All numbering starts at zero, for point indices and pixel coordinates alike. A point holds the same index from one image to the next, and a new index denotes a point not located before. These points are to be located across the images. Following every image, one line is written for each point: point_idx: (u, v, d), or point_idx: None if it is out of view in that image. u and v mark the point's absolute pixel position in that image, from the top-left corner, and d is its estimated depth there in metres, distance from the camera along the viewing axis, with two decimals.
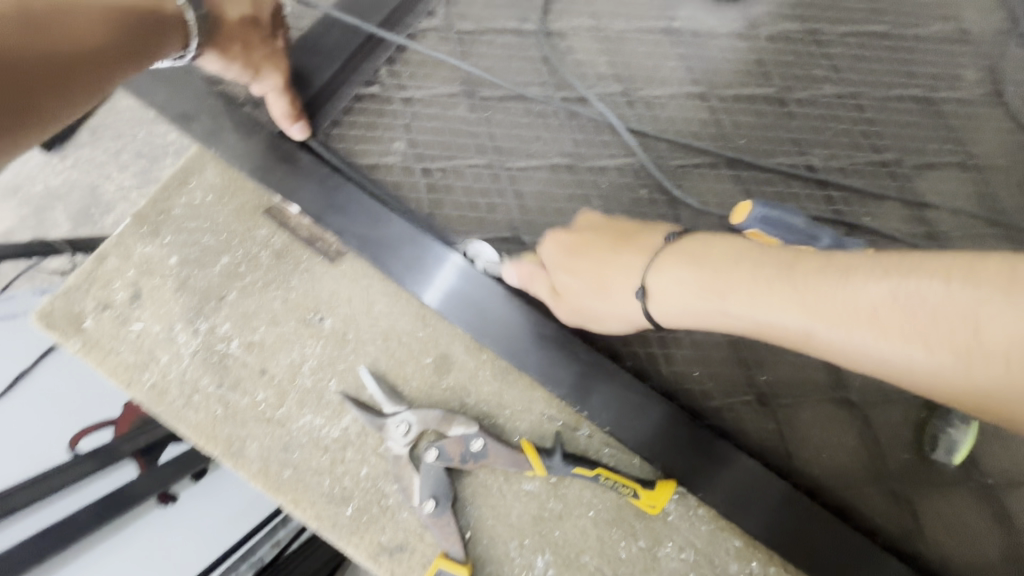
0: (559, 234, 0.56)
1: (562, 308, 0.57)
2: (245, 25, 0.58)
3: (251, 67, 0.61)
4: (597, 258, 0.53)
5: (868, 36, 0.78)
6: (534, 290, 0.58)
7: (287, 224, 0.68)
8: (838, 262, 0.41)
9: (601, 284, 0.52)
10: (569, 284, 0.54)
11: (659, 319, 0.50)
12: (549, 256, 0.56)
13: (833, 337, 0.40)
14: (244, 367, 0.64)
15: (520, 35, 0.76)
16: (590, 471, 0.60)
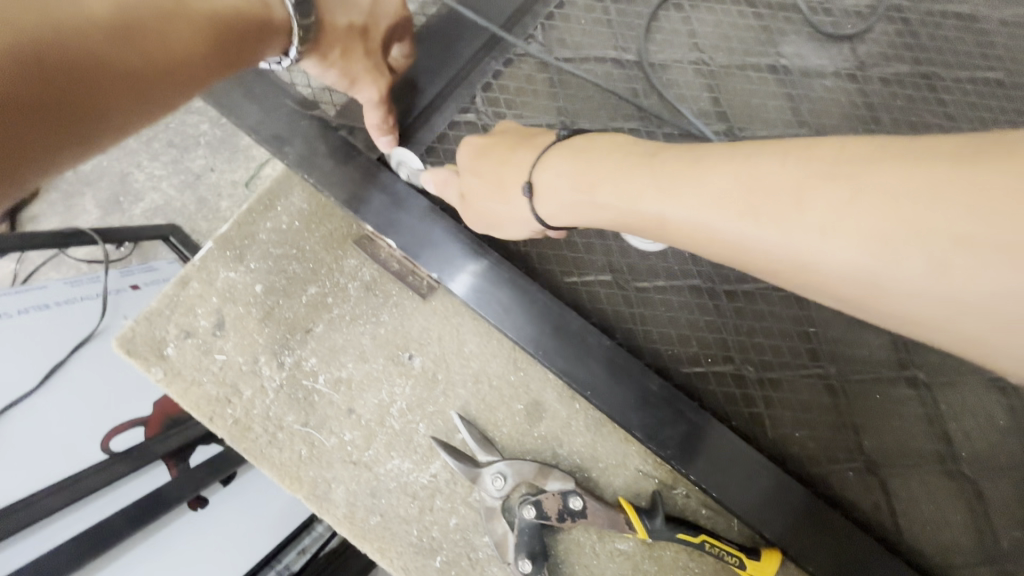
0: (471, 138, 0.57)
1: (467, 214, 0.57)
2: (352, 31, 0.55)
3: (347, 75, 0.57)
4: (498, 156, 0.54)
5: (982, 82, 0.75)
6: (446, 197, 0.58)
7: (378, 256, 0.65)
8: (717, 150, 0.37)
9: (491, 181, 0.53)
10: (468, 178, 0.55)
11: (549, 219, 0.50)
12: (462, 161, 0.56)
13: (687, 220, 0.37)
14: (331, 406, 0.62)
15: (621, 66, 0.73)
16: (694, 538, 0.57)
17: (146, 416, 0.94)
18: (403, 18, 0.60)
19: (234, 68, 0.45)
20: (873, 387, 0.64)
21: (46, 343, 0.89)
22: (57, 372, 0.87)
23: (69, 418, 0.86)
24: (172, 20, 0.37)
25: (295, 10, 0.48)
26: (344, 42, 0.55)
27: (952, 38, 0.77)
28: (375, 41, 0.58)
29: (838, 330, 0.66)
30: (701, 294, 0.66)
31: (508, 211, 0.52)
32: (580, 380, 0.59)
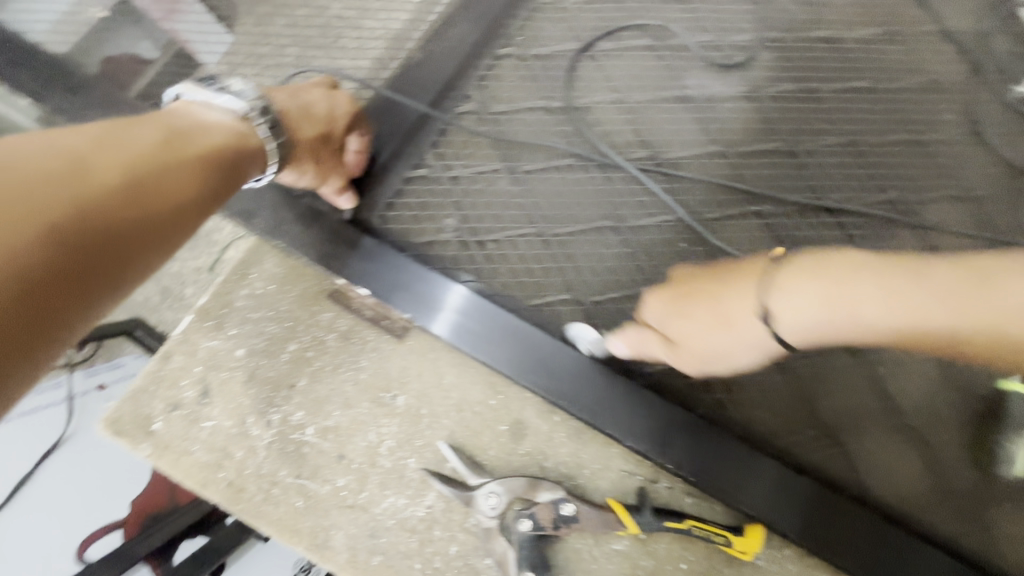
0: (658, 291, 0.60)
1: (685, 359, 0.59)
2: (316, 140, 0.66)
3: (320, 176, 0.67)
4: (690, 294, 0.56)
5: (855, 90, 0.88)
6: (647, 352, 0.62)
7: (352, 306, 0.70)
8: (971, 271, 0.43)
9: (702, 319, 0.55)
10: (669, 324, 0.58)
11: (789, 340, 0.50)
12: (653, 313, 0.60)
13: (979, 333, 0.42)
14: (322, 455, 0.63)
15: (549, 112, 0.83)
16: (681, 524, 0.61)
17: (121, 519, 0.89)
18: (354, 116, 0.71)
19: (231, 192, 0.56)
20: (818, 359, 0.71)
21: (18, 456, 0.91)
22: (23, 486, 0.89)
23: (42, 530, 0.88)
24: (170, 165, 0.49)
25: (267, 133, 0.59)
26: (313, 150, 0.65)
27: (822, 59, 0.90)
28: (337, 141, 0.69)
29: None
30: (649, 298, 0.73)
31: (740, 346, 0.54)
32: (553, 392, 0.66)
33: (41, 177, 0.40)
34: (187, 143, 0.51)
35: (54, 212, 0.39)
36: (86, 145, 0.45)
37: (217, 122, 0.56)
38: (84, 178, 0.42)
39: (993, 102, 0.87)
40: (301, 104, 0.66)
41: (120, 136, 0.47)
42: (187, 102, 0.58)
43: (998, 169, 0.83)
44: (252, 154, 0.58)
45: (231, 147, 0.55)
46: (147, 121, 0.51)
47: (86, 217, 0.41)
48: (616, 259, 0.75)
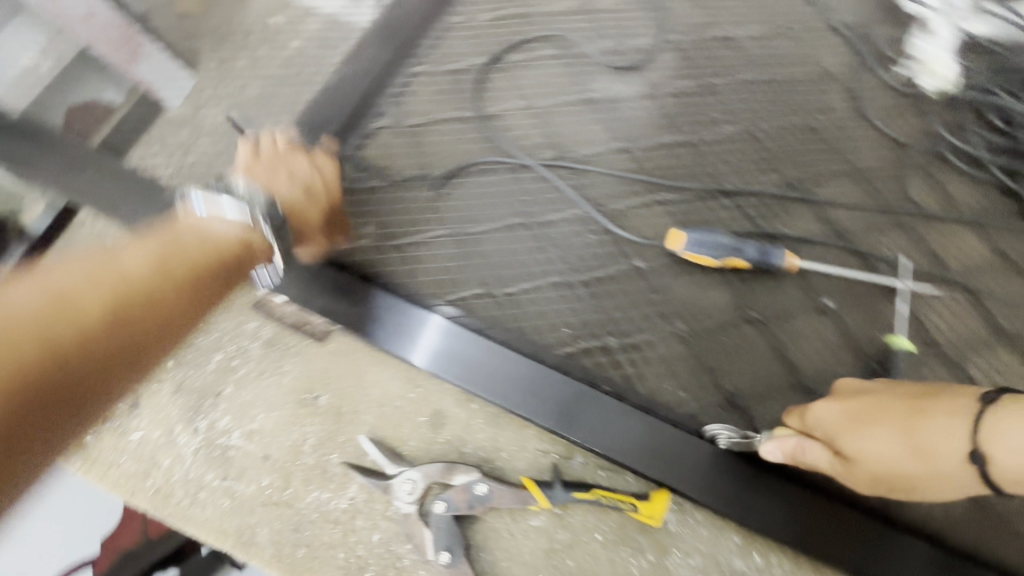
0: (838, 399, 0.61)
1: (857, 475, 0.59)
2: (317, 220, 0.70)
3: (332, 243, 0.73)
4: (871, 416, 0.57)
5: (751, 82, 0.94)
6: (808, 458, 0.62)
7: (274, 314, 0.73)
8: None
9: (880, 438, 0.56)
10: (838, 432, 0.59)
11: (1000, 482, 0.50)
12: (828, 412, 0.61)
13: None
14: (247, 456, 0.66)
15: (462, 121, 0.87)
16: (589, 494, 0.64)
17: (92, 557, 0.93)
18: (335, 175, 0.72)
19: (224, 292, 0.59)
20: (718, 332, 0.75)
21: None
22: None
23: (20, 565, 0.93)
24: (153, 283, 0.52)
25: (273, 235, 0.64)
26: (319, 230, 0.70)
27: (719, 56, 0.96)
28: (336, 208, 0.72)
29: (680, 293, 0.77)
30: (560, 286, 0.77)
31: (914, 476, 0.55)
32: (465, 379, 0.69)
33: (20, 324, 0.44)
34: (180, 259, 0.55)
35: (22, 350, 0.43)
36: (69, 278, 0.48)
37: (219, 234, 0.60)
38: (67, 316, 0.46)
39: (877, 85, 0.94)
40: (294, 178, 0.69)
41: (108, 262, 0.51)
42: (194, 214, 0.61)
43: (882, 147, 0.90)
44: (251, 259, 0.61)
45: (228, 258, 0.59)
46: (144, 241, 0.55)
47: (57, 353, 0.44)
48: (529, 253, 0.78)
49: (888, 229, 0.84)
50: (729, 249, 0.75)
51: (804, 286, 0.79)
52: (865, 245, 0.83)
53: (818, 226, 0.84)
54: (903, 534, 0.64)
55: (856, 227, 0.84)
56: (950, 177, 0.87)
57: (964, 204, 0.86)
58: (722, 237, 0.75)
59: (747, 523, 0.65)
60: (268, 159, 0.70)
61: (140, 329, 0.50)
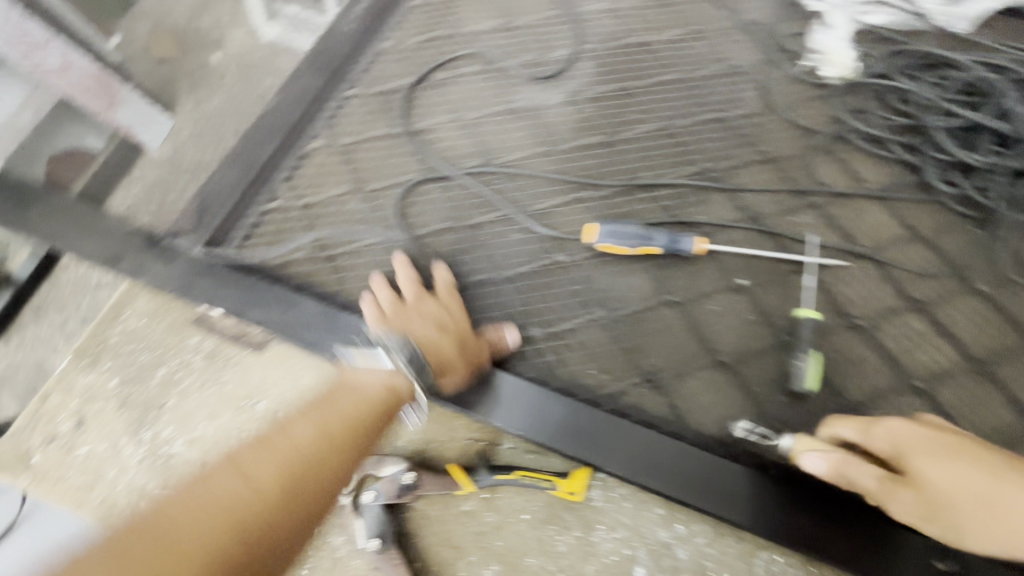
0: (921, 425, 0.60)
1: (901, 496, 0.58)
2: (460, 344, 0.72)
3: (473, 372, 0.73)
4: (949, 448, 0.57)
5: (665, 83, 1.00)
6: (850, 472, 0.60)
7: (216, 328, 0.77)
8: None
9: (949, 464, 0.56)
10: (905, 447, 0.59)
11: None
12: (896, 426, 0.61)
13: None
14: (189, 463, 0.70)
15: (393, 137, 0.92)
16: (511, 476, 0.67)
17: None
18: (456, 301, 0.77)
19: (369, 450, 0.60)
20: (638, 317, 0.80)
21: None
22: None
23: None
24: (316, 450, 0.55)
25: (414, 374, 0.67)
26: (463, 351, 0.72)
27: (637, 61, 1.02)
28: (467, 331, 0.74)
29: (602, 283, 0.82)
30: (486, 284, 0.81)
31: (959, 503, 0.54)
32: None
33: (221, 506, 0.47)
34: (336, 424, 0.58)
35: (228, 532, 0.46)
36: (248, 453, 0.53)
37: (370, 387, 0.63)
38: (253, 493, 0.49)
39: (786, 78, 0.99)
40: (426, 319, 0.73)
41: (285, 435, 0.55)
42: (353, 362, 0.70)
43: (792, 135, 0.95)
44: (400, 403, 0.65)
45: (382, 411, 0.62)
46: (309, 412, 0.59)
47: (250, 537, 0.47)
48: (456, 256, 0.83)
49: (801, 210, 0.88)
50: (638, 238, 0.79)
51: (721, 268, 0.83)
52: (779, 227, 0.86)
53: (732, 212, 0.88)
54: (809, 494, 0.67)
55: (770, 211, 0.88)
56: (857, 158, 0.92)
57: (870, 182, 0.91)
58: (631, 227, 0.80)
59: (666, 493, 0.68)
60: (394, 313, 0.74)
61: (308, 504, 0.52)
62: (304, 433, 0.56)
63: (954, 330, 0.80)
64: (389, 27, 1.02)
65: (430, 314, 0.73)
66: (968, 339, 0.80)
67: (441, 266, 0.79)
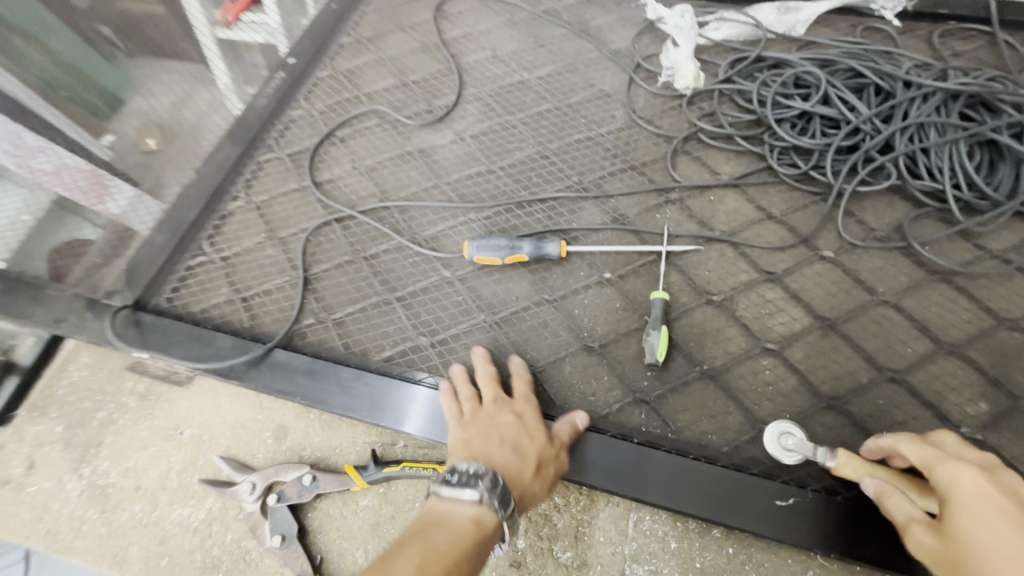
0: (987, 482, 0.55)
1: (918, 534, 0.57)
2: (537, 459, 0.69)
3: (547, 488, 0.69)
4: (1010, 514, 0.52)
5: (541, 112, 1.12)
6: (890, 503, 0.61)
7: (147, 371, 0.88)
8: None
9: (994, 526, 0.52)
10: (961, 494, 0.56)
11: None
12: (962, 472, 0.57)
13: None
14: (122, 490, 0.80)
15: (302, 190, 1.05)
16: (397, 467, 0.76)
17: None
18: (532, 407, 0.76)
19: None
20: (519, 318, 0.89)
21: None
22: None
23: None
24: None
25: (497, 507, 0.61)
26: (540, 468, 0.69)
27: (516, 97, 1.15)
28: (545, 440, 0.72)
29: (485, 292, 0.91)
30: (381, 304, 0.91)
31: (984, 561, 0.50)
32: (291, 391, 0.82)
33: None
34: (437, 567, 0.53)
35: None
36: None
37: (461, 522, 0.59)
38: None
39: (648, 94, 1.11)
40: (502, 436, 0.71)
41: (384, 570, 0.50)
42: (439, 498, 0.62)
43: (655, 141, 1.06)
44: (489, 539, 0.59)
45: (471, 551, 0.56)
46: (407, 544, 0.55)
47: None
48: (356, 283, 0.93)
49: (665, 205, 0.98)
50: (507, 248, 0.90)
51: (590, 265, 0.92)
52: (643, 223, 0.96)
53: (602, 214, 0.98)
54: (664, 453, 0.76)
55: (636, 210, 0.98)
56: (712, 154, 1.03)
57: (725, 174, 1.01)
58: (502, 239, 0.90)
59: None
60: (472, 417, 0.74)
61: None
62: (403, 570, 0.51)
63: (806, 295, 0.88)
64: (299, 97, 1.18)
65: (507, 425, 0.72)
66: (820, 303, 0.87)
67: (515, 361, 0.83)
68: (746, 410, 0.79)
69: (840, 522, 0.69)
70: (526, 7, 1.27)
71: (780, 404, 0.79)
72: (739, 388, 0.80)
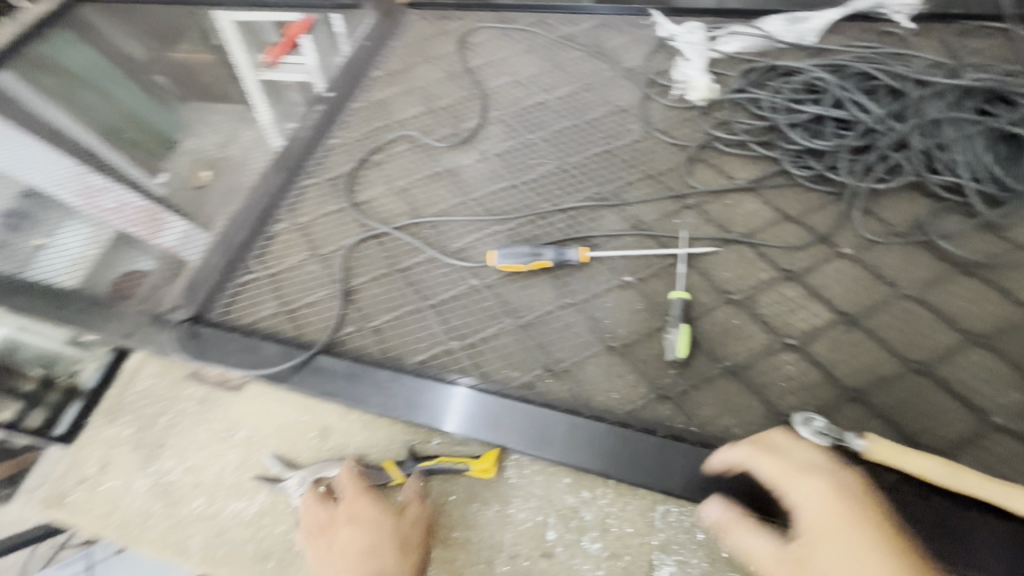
0: (829, 490, 0.61)
1: (769, 556, 0.61)
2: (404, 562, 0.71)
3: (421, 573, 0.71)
4: (849, 519, 0.58)
5: (561, 129, 1.18)
6: (733, 526, 0.65)
7: (205, 379, 0.97)
8: None
9: (839, 538, 0.57)
10: (810, 517, 0.60)
11: None
12: (811, 493, 0.61)
13: None
14: (184, 486, 0.87)
15: (340, 211, 1.14)
16: (432, 462, 0.82)
17: None
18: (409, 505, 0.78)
19: None
20: (544, 321, 0.93)
21: None
22: None
23: None
24: None
25: None
26: None
27: (536, 116, 1.22)
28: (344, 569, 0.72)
29: (512, 298, 0.96)
30: (415, 312, 0.97)
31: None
32: (333, 394, 0.88)
33: None
34: None
35: None
36: None
37: None
38: None
39: (663, 107, 1.16)
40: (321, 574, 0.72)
41: None
42: None
43: (671, 151, 1.10)
44: None
45: None
46: None
47: None
48: (391, 294, 1.00)
49: (682, 211, 1.02)
50: (531, 255, 0.95)
51: (611, 270, 0.96)
52: (662, 228, 1.00)
53: (621, 221, 1.02)
54: (689, 446, 0.78)
55: (654, 216, 1.02)
56: (728, 161, 1.06)
57: (741, 178, 1.04)
58: (525, 247, 0.96)
59: (568, 462, 0.79)
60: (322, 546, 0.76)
61: None
62: None
63: (826, 291, 0.89)
64: (336, 127, 1.28)
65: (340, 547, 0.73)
66: (842, 299, 0.88)
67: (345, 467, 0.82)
68: (769, 404, 0.80)
69: None
70: (544, 34, 1.35)
71: (803, 397, 0.80)
72: (762, 383, 0.82)
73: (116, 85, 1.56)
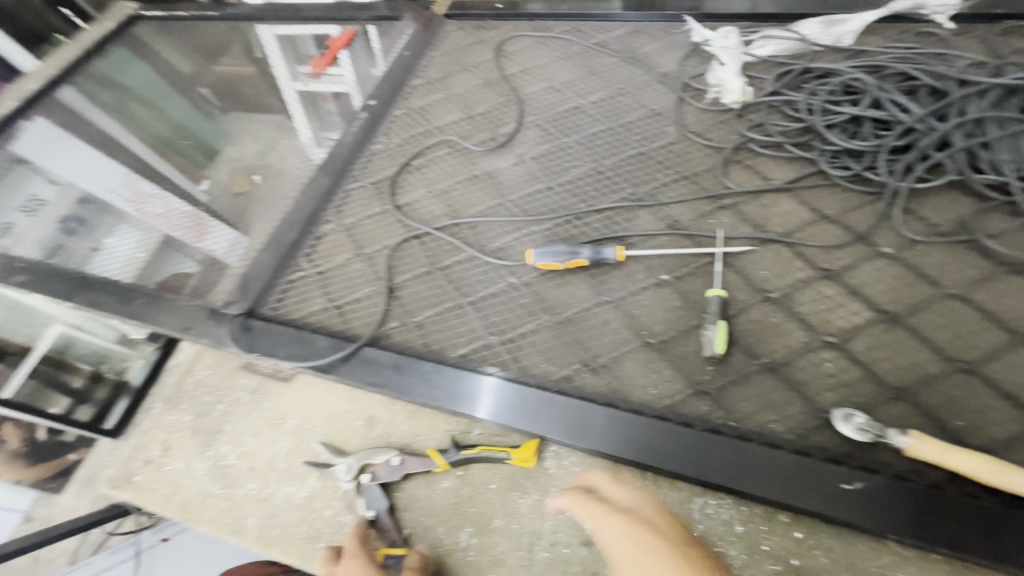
0: (613, 525, 0.68)
1: None
2: None
3: None
4: (637, 544, 0.65)
5: (596, 133, 1.21)
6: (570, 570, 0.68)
7: (258, 370, 1.02)
8: None
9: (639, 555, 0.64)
10: (613, 545, 0.67)
11: None
12: (610, 528, 0.68)
13: None
14: (239, 469, 0.92)
15: (383, 213, 1.19)
16: (474, 451, 0.84)
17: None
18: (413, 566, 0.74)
19: None
20: (581, 317, 0.95)
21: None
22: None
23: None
24: None
25: None
26: None
27: (571, 121, 1.25)
28: None
29: (549, 295, 0.99)
30: (455, 309, 1.00)
31: None
32: (379, 385, 0.92)
33: None
34: None
35: None
36: None
37: None
38: None
39: (697, 110, 1.18)
40: None
41: None
42: None
43: (706, 153, 1.11)
44: None
45: None
46: None
47: None
48: (432, 291, 1.04)
49: (717, 211, 1.03)
50: (569, 254, 0.98)
51: (647, 268, 0.98)
52: (697, 228, 1.02)
53: (656, 222, 1.04)
54: (727, 440, 0.79)
55: (689, 216, 1.04)
56: (763, 162, 1.07)
57: (777, 179, 1.05)
58: (563, 246, 0.99)
59: (606, 454, 0.81)
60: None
61: None
62: None
63: (866, 290, 0.89)
64: (379, 133, 1.33)
65: None
66: (882, 298, 0.88)
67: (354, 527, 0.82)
68: (808, 400, 0.81)
69: (909, 507, 0.70)
70: (578, 41, 1.39)
71: (843, 394, 0.81)
72: (801, 380, 0.83)
73: (165, 98, 1.65)
